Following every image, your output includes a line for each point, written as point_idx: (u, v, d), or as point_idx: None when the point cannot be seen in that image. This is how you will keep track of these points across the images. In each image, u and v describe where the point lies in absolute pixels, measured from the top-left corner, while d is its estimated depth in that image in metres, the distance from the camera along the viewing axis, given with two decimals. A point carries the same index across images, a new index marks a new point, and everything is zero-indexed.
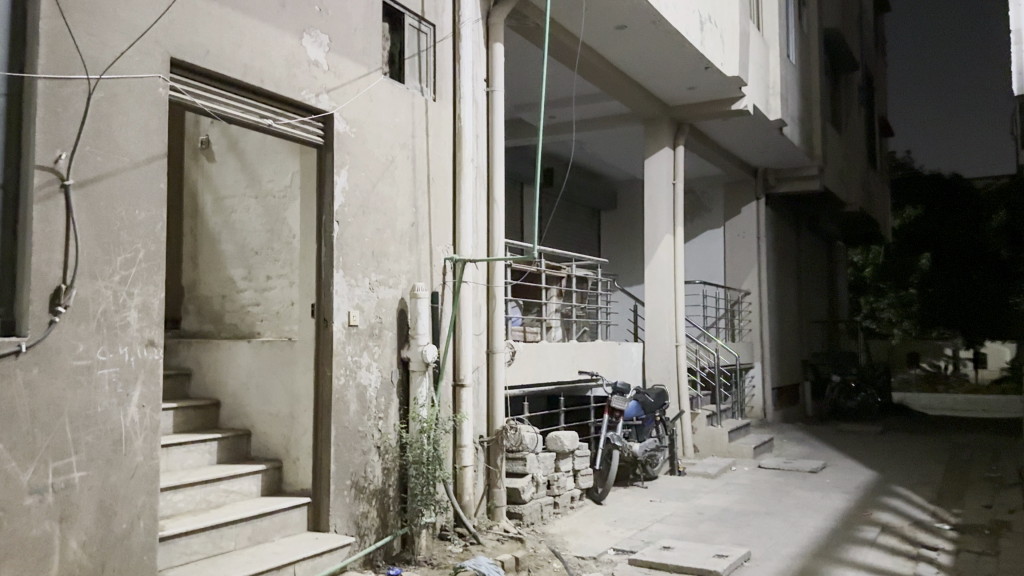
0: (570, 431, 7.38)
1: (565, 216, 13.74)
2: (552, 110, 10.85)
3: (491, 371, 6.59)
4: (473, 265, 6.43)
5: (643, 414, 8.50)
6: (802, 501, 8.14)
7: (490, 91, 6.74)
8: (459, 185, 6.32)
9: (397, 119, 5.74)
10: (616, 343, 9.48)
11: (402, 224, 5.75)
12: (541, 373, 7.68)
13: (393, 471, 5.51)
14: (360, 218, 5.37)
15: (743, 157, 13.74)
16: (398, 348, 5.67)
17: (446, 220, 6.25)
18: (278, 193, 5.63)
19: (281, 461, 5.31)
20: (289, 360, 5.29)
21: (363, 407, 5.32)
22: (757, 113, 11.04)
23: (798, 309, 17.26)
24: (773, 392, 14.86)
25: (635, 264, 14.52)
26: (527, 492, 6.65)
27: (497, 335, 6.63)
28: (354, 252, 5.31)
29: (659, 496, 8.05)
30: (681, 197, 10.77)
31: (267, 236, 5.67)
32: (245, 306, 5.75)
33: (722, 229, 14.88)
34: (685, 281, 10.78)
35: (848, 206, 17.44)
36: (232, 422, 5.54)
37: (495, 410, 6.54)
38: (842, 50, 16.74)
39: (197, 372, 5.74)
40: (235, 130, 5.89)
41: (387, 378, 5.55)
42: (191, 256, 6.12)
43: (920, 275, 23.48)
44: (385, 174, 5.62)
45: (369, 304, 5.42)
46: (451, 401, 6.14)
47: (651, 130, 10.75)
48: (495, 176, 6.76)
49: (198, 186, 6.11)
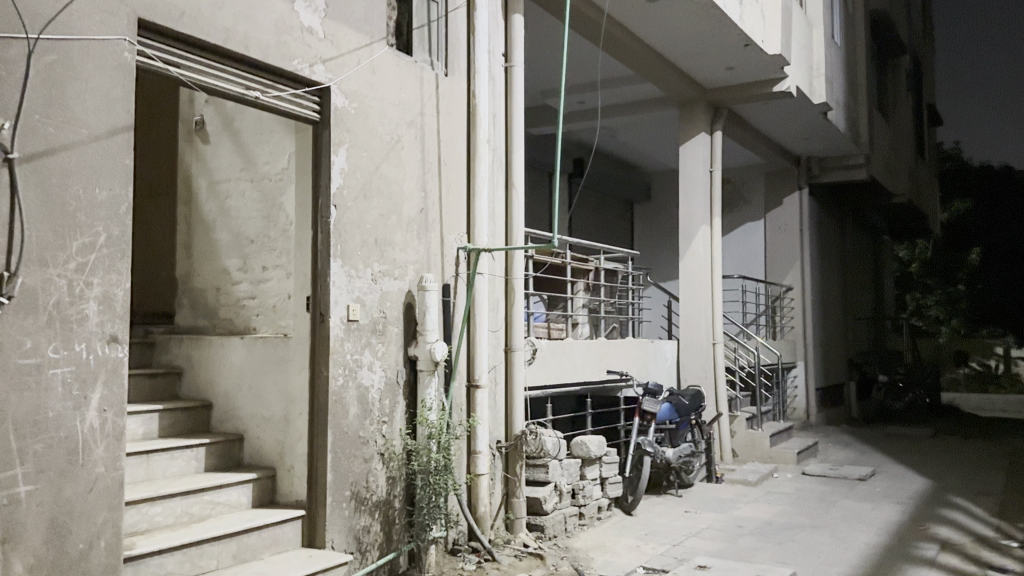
0: (597, 435, 6.82)
1: (595, 207, 13.18)
2: (578, 95, 10.30)
3: (509, 371, 6.06)
4: (489, 256, 5.91)
5: (677, 417, 7.89)
6: (850, 512, 7.49)
7: (508, 67, 6.21)
8: (473, 168, 5.80)
9: (403, 94, 5.23)
10: (648, 341, 8.90)
11: (410, 210, 5.25)
12: (566, 372, 7.13)
13: (399, 481, 5.00)
14: (361, 202, 4.87)
15: (784, 145, 13.04)
16: (405, 346, 5.17)
17: (460, 206, 5.74)
18: (275, 176, 5.15)
19: (275, 469, 4.83)
20: (283, 358, 4.81)
21: (365, 410, 4.82)
22: (800, 96, 10.36)
23: (842, 305, 16.50)
24: (816, 393, 14.13)
25: (670, 257, 13.88)
26: (549, 502, 6.10)
27: (516, 333, 6.09)
28: (354, 239, 4.81)
29: (695, 507, 7.45)
30: (718, 186, 10.15)
31: (263, 223, 5.19)
32: (240, 299, 5.29)
33: (762, 221, 14.15)
34: (722, 276, 10.13)
35: (896, 198, 16.61)
36: (224, 425, 5.08)
37: (514, 414, 6.01)
38: (890, 33, 15.93)
39: (189, 371, 5.29)
40: (230, 108, 5.43)
41: (392, 378, 5.04)
42: (186, 245, 5.67)
43: (970, 270, 22.57)
44: (390, 155, 5.11)
45: (371, 298, 4.92)
46: (464, 404, 5.64)
47: (685, 114, 10.13)
48: (514, 159, 6.22)
49: (193, 170, 5.66)
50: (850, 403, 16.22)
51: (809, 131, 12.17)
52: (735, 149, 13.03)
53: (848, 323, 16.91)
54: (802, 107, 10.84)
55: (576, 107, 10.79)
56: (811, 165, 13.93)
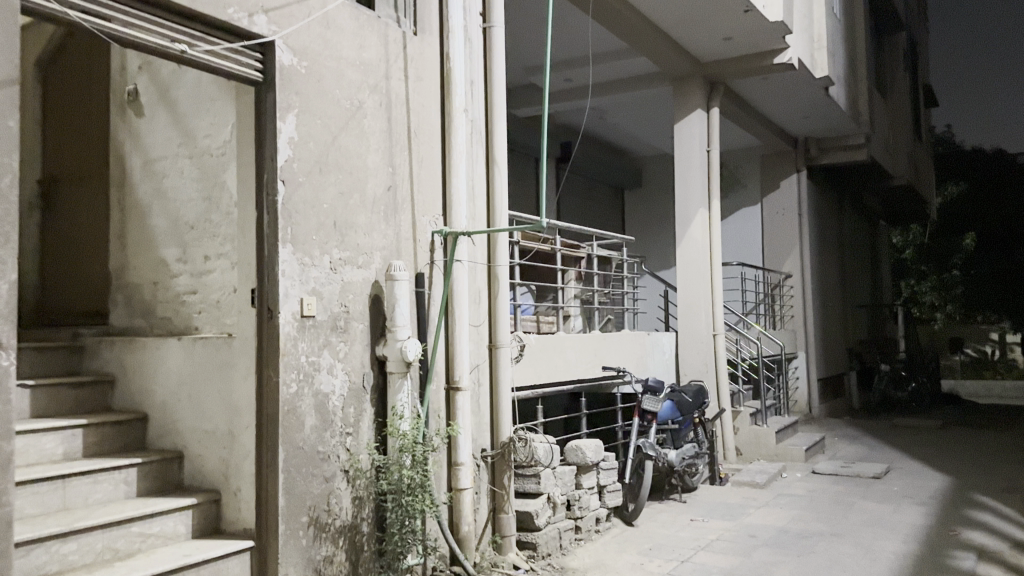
0: (594, 439, 6.15)
1: (584, 193, 12.51)
2: (566, 72, 9.62)
3: (494, 371, 5.38)
4: (469, 241, 5.22)
5: (679, 416, 7.20)
6: (872, 517, 6.84)
7: (486, 27, 5.51)
8: (449, 142, 5.09)
9: (364, 54, 4.52)
10: (645, 333, 8.25)
11: (375, 188, 4.55)
12: (557, 370, 6.45)
13: (367, 501, 4.30)
14: (315, 177, 4.15)
15: (782, 125, 12.40)
16: (372, 344, 4.46)
17: (435, 184, 5.03)
18: (216, 151, 4.44)
19: (220, 493, 4.13)
20: (226, 362, 4.10)
21: (324, 421, 4.11)
22: (802, 69, 9.71)
23: (842, 292, 15.94)
24: (818, 384, 13.55)
25: (664, 244, 13.24)
26: (542, 517, 5.43)
27: (501, 328, 5.40)
28: (308, 220, 4.10)
29: (702, 514, 6.79)
30: (716, 167, 9.50)
31: (204, 205, 4.49)
32: (180, 295, 4.58)
33: (759, 206, 13.52)
34: (723, 261, 9.48)
35: (895, 179, 16.01)
36: (162, 442, 4.38)
37: (500, 419, 5.32)
38: (887, 8, 15.30)
39: (122, 378, 4.58)
40: (166, 75, 4.72)
41: (357, 382, 4.33)
42: (119, 234, 4.94)
43: (962, 256, 21.67)
44: (350, 124, 4.40)
45: (330, 290, 4.21)
46: (443, 409, 4.95)
47: (681, 90, 9.47)
48: (495, 131, 5.52)
49: (126, 148, 4.93)
50: (852, 394, 15.71)
51: (808, 109, 11.54)
52: (731, 130, 12.38)
53: (848, 310, 16.42)
54: (803, 82, 10.19)
55: (563, 85, 10.11)
56: (809, 147, 13.29)
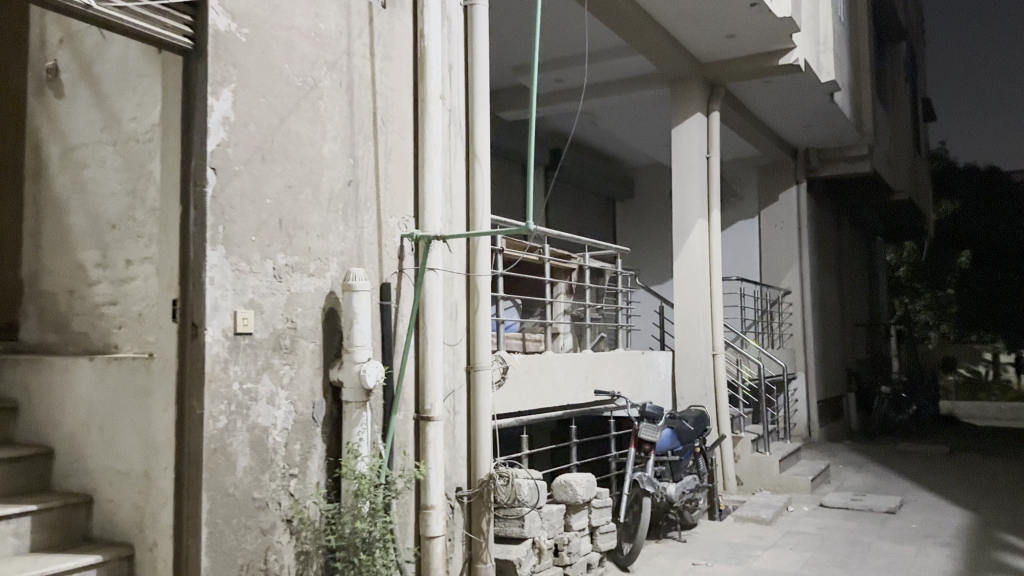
0: (585, 474, 5.43)
1: (574, 203, 11.85)
2: (556, 72, 8.98)
3: (472, 399, 4.67)
4: (444, 247, 4.52)
5: (679, 446, 6.49)
6: (892, 561, 6.15)
7: (467, 6, 4.85)
8: (422, 131, 4.40)
9: (322, 24, 3.83)
10: (640, 353, 7.56)
11: (332, 183, 3.83)
12: (545, 395, 5.75)
13: (314, 558, 3.57)
14: (256, 167, 3.45)
15: (782, 133, 11.81)
16: (326, 368, 3.74)
17: (405, 182, 4.33)
18: (142, 136, 3.74)
19: (134, 547, 3.37)
20: (143, 390, 3.38)
21: (262, 461, 3.39)
22: (808, 72, 9.11)
23: (840, 309, 15.32)
24: (818, 406, 12.89)
25: (658, 257, 12.61)
26: (526, 566, 4.70)
27: (480, 347, 4.70)
28: (246, 218, 3.39)
29: (705, 557, 6.07)
30: (717, 174, 8.86)
31: (128, 201, 3.78)
32: (98, 307, 3.87)
33: (757, 219, 12.90)
34: (723, 275, 8.82)
35: (896, 193, 15.45)
36: (68, 483, 3.63)
37: (479, 453, 4.62)
38: (890, 17, 14.79)
39: (26, 405, 3.84)
40: (88, 47, 4.01)
41: (305, 413, 3.60)
42: (32, 235, 4.22)
43: (958, 275, 20.80)
44: (303, 106, 3.70)
45: (273, 302, 3.49)
46: (412, 443, 4.23)
47: (679, 92, 8.84)
48: (477, 124, 4.84)
49: (43, 134, 4.21)
50: (850, 416, 15.07)
51: (812, 117, 10.95)
52: (730, 138, 11.76)
53: (846, 329, 15.82)
54: (808, 86, 9.59)
55: (553, 86, 9.45)
56: (810, 158, 12.70)
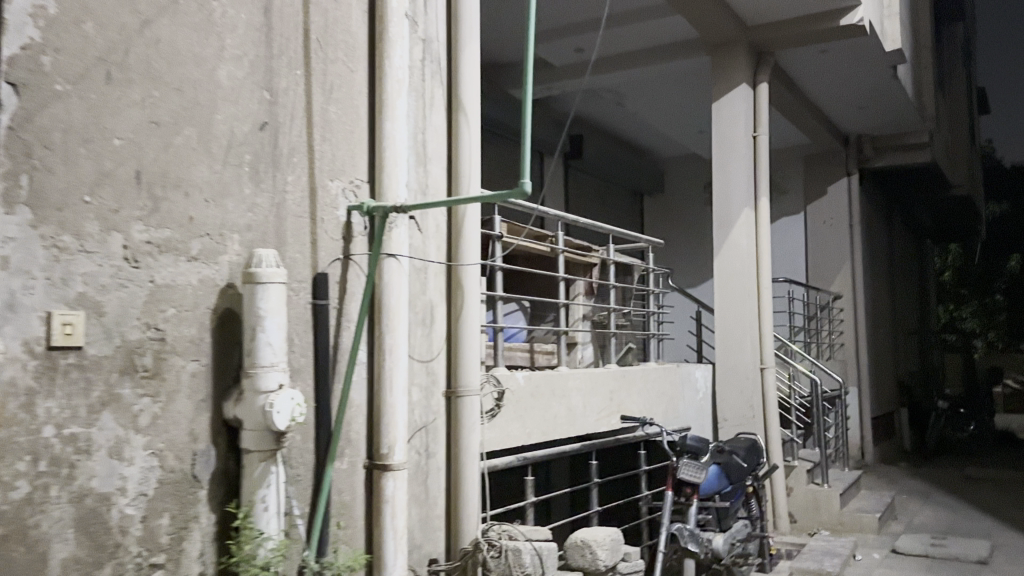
0: (610, 529, 4.13)
1: (596, 197, 10.58)
2: (577, 40, 7.69)
3: (454, 435, 3.42)
4: (411, 225, 3.27)
5: (727, 486, 5.16)
6: None
7: None
8: (381, 62, 3.15)
9: None
10: (675, 367, 6.28)
11: (234, 127, 2.60)
12: (557, 423, 4.49)
13: None
14: (95, 86, 2.20)
15: (833, 117, 10.45)
16: (218, 399, 2.50)
17: (356, 132, 3.09)
18: None
19: None
20: None
21: (98, 548, 2.15)
22: (872, 37, 7.79)
23: (892, 316, 13.88)
24: (871, 425, 11.47)
25: (693, 257, 11.32)
26: None
27: (466, 364, 3.46)
28: (73, 165, 2.15)
29: None
30: (765, 154, 7.55)
31: None
32: None
33: (803, 216, 11.52)
34: (771, 273, 7.50)
35: (954, 188, 13.98)
36: None
37: (461, 511, 3.36)
38: None
39: None
40: None
41: (178, 470, 2.37)
42: None
43: None
44: (183, 7, 2.45)
45: (122, 299, 2.25)
46: (363, 502, 2.99)
47: (720, 61, 7.54)
48: (463, 62, 3.58)
49: None
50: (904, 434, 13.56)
51: (869, 96, 9.60)
52: (774, 123, 10.42)
53: (898, 338, 14.36)
54: (870, 57, 8.26)
55: (571, 58, 8.17)
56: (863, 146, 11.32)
